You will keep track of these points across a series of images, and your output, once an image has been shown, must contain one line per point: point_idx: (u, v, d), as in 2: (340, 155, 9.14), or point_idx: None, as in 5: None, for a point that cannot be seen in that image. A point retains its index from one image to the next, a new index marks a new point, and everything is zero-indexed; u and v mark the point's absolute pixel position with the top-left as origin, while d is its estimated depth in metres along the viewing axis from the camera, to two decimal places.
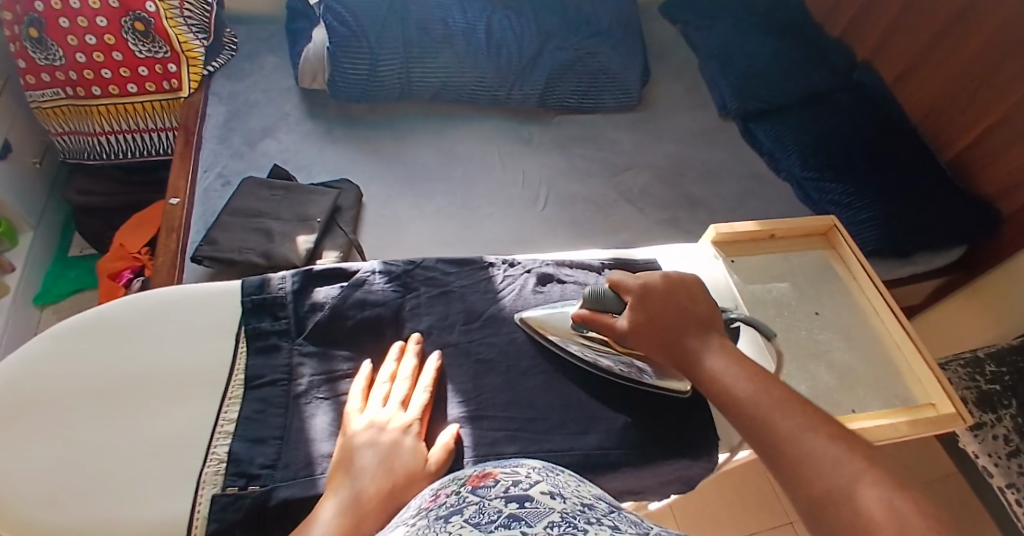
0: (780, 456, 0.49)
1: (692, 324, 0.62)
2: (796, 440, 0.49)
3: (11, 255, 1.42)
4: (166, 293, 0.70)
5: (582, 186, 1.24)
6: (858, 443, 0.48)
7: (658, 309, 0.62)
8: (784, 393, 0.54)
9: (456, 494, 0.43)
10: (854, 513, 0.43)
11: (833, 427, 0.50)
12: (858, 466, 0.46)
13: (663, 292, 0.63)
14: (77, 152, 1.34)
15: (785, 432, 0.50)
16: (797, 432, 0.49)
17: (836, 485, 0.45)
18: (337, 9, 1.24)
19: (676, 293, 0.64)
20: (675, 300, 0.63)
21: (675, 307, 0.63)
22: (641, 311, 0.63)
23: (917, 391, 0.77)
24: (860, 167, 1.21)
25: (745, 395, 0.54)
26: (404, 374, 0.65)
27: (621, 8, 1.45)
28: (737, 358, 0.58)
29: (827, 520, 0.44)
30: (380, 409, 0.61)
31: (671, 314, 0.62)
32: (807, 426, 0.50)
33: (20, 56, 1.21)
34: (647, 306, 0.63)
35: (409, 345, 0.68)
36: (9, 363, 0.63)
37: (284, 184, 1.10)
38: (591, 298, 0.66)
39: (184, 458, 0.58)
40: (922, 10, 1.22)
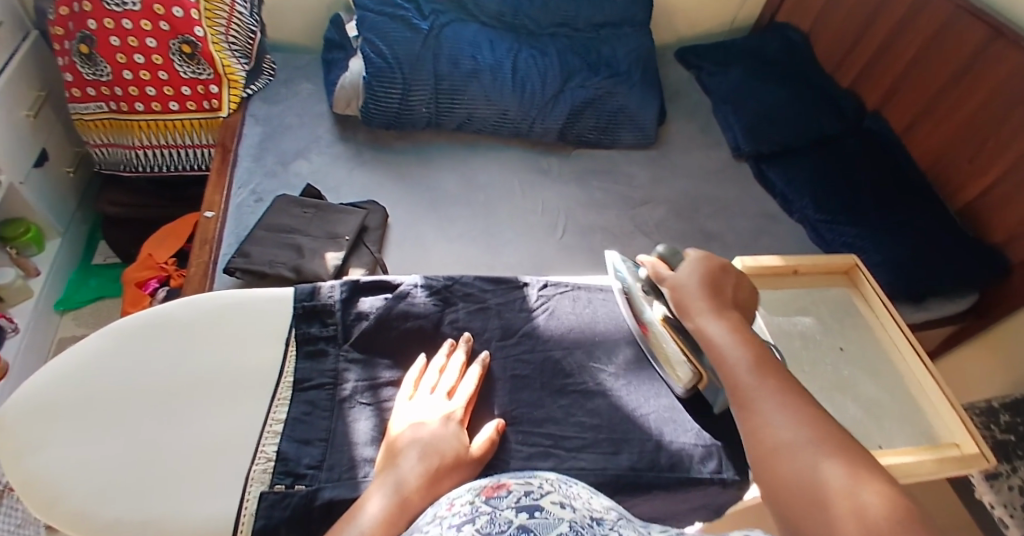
0: (746, 410, 0.56)
1: (725, 297, 0.67)
2: (766, 400, 0.55)
3: (36, 260, 1.44)
4: (222, 297, 0.76)
5: (601, 217, 1.28)
6: (823, 415, 0.53)
7: (701, 276, 0.69)
8: (769, 360, 0.59)
9: (471, 502, 0.45)
10: (794, 470, 0.50)
11: (804, 396, 0.55)
12: (811, 435, 0.51)
13: (715, 266, 0.70)
14: (113, 163, 1.37)
15: (758, 390, 0.56)
16: (769, 395, 0.55)
17: (789, 445, 0.51)
18: (377, 43, 1.30)
19: (726, 274, 0.70)
20: (722, 278, 0.69)
21: (720, 281, 0.69)
22: (688, 271, 0.69)
23: (941, 429, 0.79)
24: (871, 211, 1.24)
25: (732, 355, 0.60)
26: (453, 367, 0.71)
27: (642, 51, 1.50)
28: (742, 328, 0.63)
29: (767, 470, 0.51)
30: (429, 394, 0.67)
31: (713, 283, 0.68)
32: (780, 392, 0.55)
33: (69, 70, 1.26)
34: (695, 269, 0.69)
35: (460, 343, 0.74)
36: (70, 357, 0.68)
37: (315, 203, 1.14)
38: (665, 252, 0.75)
39: (238, 456, 0.65)
40: (934, 61, 1.26)
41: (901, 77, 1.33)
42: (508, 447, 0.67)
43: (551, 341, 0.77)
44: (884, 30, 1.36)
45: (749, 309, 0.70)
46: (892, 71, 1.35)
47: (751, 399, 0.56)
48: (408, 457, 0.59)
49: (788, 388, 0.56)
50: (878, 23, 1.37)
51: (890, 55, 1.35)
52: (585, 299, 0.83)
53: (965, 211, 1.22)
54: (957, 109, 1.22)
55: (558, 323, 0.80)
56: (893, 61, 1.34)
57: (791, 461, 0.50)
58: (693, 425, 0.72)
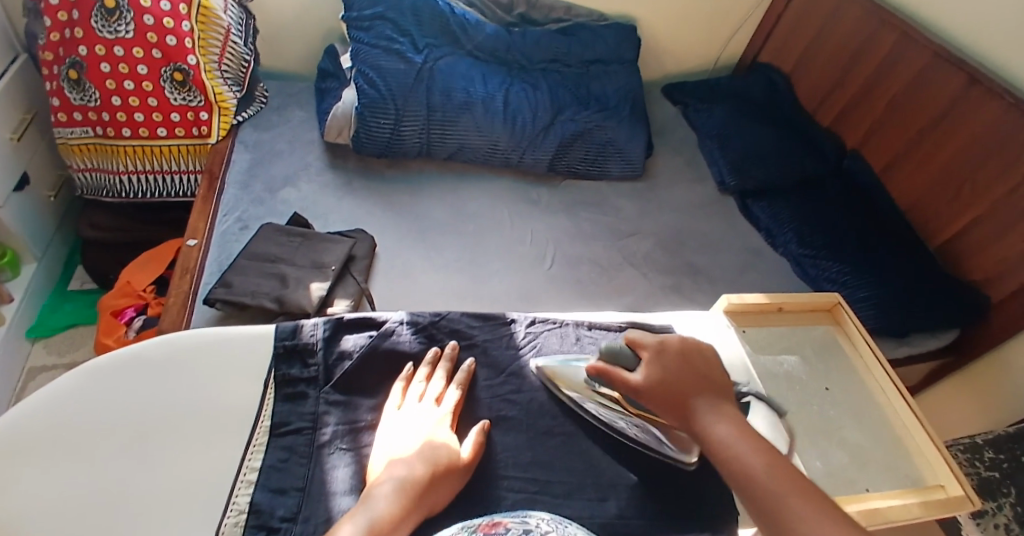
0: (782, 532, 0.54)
1: (703, 387, 0.66)
2: (799, 518, 0.54)
3: (10, 285, 1.40)
4: (202, 335, 0.74)
5: (587, 249, 1.28)
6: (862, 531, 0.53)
7: (673, 371, 0.67)
8: (788, 469, 0.59)
9: None
10: None
11: (835, 510, 0.55)
12: None
13: (678, 357, 0.68)
14: (95, 189, 1.35)
15: (791, 510, 0.55)
16: (802, 511, 0.54)
17: None
18: (369, 74, 1.30)
19: (691, 359, 0.69)
20: (688, 365, 0.68)
21: (689, 369, 0.67)
22: (657, 368, 0.67)
23: (926, 471, 0.78)
24: (855, 247, 1.24)
25: (749, 464, 0.59)
26: (437, 377, 0.73)
27: (630, 86, 1.52)
28: (747, 430, 0.62)
29: None
30: (416, 405, 0.69)
31: (686, 375, 0.67)
32: (811, 507, 0.55)
33: (56, 95, 1.25)
34: (664, 364, 0.68)
35: (444, 351, 0.76)
36: (40, 396, 0.66)
37: (301, 231, 1.12)
38: (607, 352, 0.71)
39: (208, 509, 0.62)
40: (909, 105, 1.28)
41: (881, 118, 1.35)
42: (491, 490, 0.65)
43: (537, 381, 0.76)
44: (865, 73, 1.38)
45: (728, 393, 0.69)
46: (872, 113, 1.37)
47: (786, 520, 0.54)
48: (384, 489, 0.58)
49: (817, 502, 0.55)
50: (858, 67, 1.40)
51: (870, 98, 1.37)
52: (574, 336, 0.83)
53: (943, 250, 1.23)
54: (934, 152, 1.24)
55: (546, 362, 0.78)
56: (873, 104, 1.37)
57: None
58: (681, 472, 0.69)
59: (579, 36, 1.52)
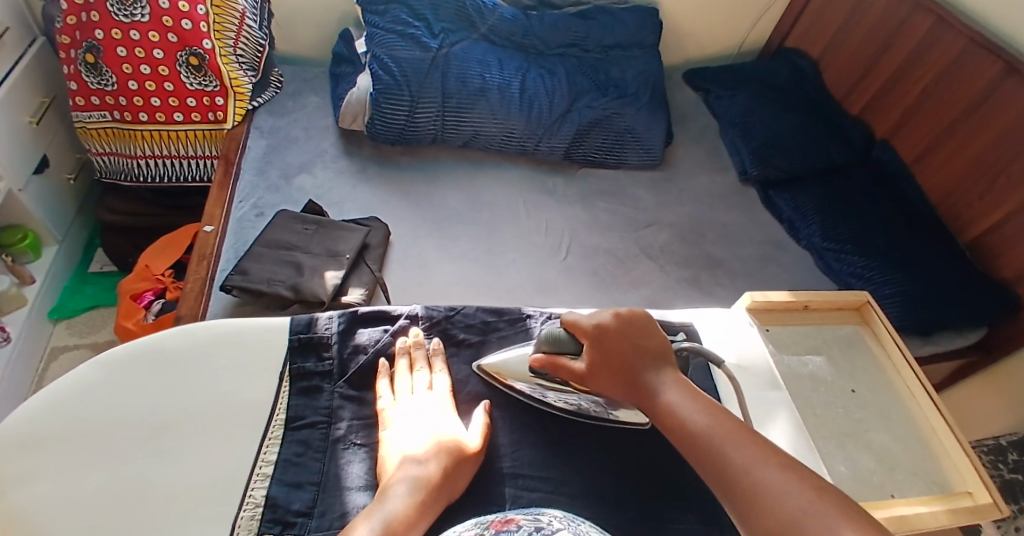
0: (732, 490, 0.53)
1: (646, 359, 0.64)
2: (748, 472, 0.53)
3: (32, 267, 1.41)
4: (218, 327, 0.74)
5: (605, 240, 1.26)
6: (808, 473, 0.52)
7: (614, 348, 0.65)
8: (733, 423, 0.57)
9: None
10: None
11: (781, 456, 0.54)
12: (805, 497, 0.49)
13: (618, 332, 0.66)
14: (113, 172, 1.36)
15: (738, 465, 0.53)
16: (749, 463, 0.53)
17: (790, 518, 0.49)
18: (384, 60, 1.29)
19: (630, 334, 0.66)
20: (630, 338, 0.65)
21: (632, 344, 0.65)
22: (596, 351, 0.65)
23: (953, 477, 0.76)
24: (881, 241, 1.21)
25: (697, 424, 0.58)
26: (419, 368, 0.73)
27: (650, 72, 1.49)
28: (695, 392, 0.61)
29: None
30: (409, 398, 0.69)
31: (627, 350, 0.65)
32: (758, 458, 0.53)
33: (73, 79, 1.25)
34: (602, 346, 0.65)
35: (409, 341, 0.76)
36: (58, 387, 0.67)
37: (316, 219, 1.12)
38: (547, 341, 0.69)
39: (222, 502, 0.61)
40: (944, 92, 1.24)
41: (911, 108, 1.31)
42: (506, 490, 0.65)
43: None
44: (895, 61, 1.35)
45: (668, 354, 0.66)
46: (902, 101, 1.33)
47: (735, 476, 0.53)
48: (399, 489, 0.57)
49: (764, 452, 0.54)
50: (890, 53, 1.36)
51: (900, 87, 1.34)
52: None
53: (974, 244, 1.20)
54: (968, 142, 1.20)
55: None
56: (903, 92, 1.33)
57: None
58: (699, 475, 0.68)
59: (598, 20, 1.49)
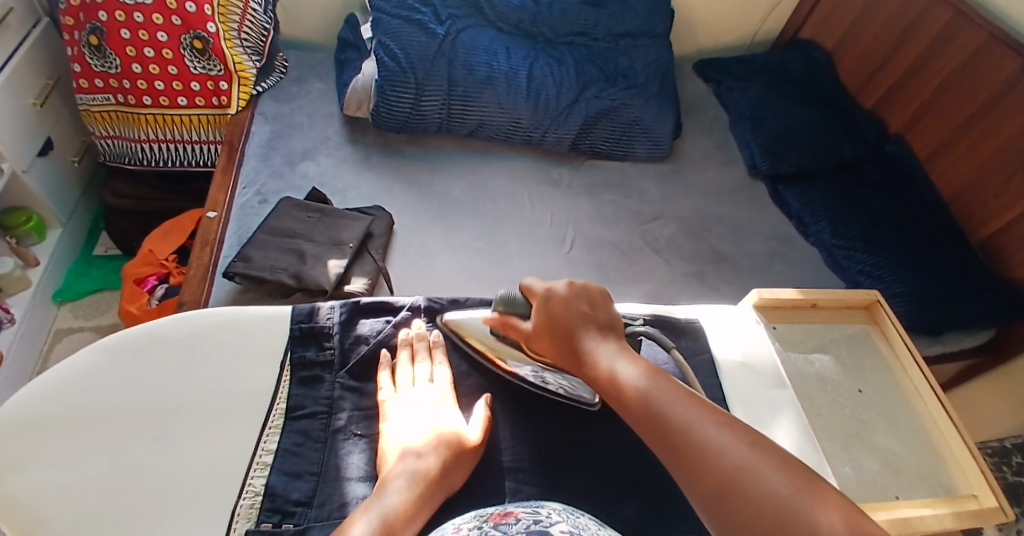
0: (673, 449, 0.51)
1: (589, 327, 0.63)
2: (687, 431, 0.51)
3: (36, 249, 1.41)
4: (218, 313, 0.74)
5: (610, 233, 1.25)
6: (745, 429, 0.51)
7: (559, 312, 0.64)
8: (672, 383, 0.56)
9: (479, 527, 0.47)
10: (744, 502, 0.46)
11: (719, 414, 0.53)
12: (743, 453, 0.49)
13: (565, 298, 0.65)
14: (118, 155, 1.35)
15: (678, 425, 0.52)
16: (688, 422, 0.52)
17: (731, 476, 0.48)
18: (390, 46, 1.28)
19: (577, 302, 0.64)
20: (577, 304, 0.64)
21: (578, 310, 0.64)
22: (542, 315, 0.65)
23: (959, 481, 0.75)
24: (890, 239, 1.20)
25: (636, 387, 0.56)
26: (421, 358, 0.73)
27: (659, 63, 1.47)
28: (634, 357, 0.59)
29: (723, 514, 0.47)
30: (409, 391, 0.69)
31: (571, 317, 0.63)
32: (697, 416, 0.52)
33: (77, 60, 1.24)
34: (549, 310, 0.65)
35: (413, 335, 0.76)
36: (58, 372, 0.67)
37: (320, 207, 1.11)
38: (503, 301, 0.70)
39: (221, 489, 0.61)
40: (961, 88, 1.22)
41: (927, 104, 1.29)
42: (506, 485, 0.65)
43: None
44: (911, 55, 1.33)
45: (617, 326, 0.65)
46: (919, 96, 1.31)
47: (674, 437, 0.52)
48: (397, 483, 0.57)
49: (703, 410, 0.53)
50: (906, 48, 1.34)
51: (915, 82, 1.32)
52: None
53: (986, 244, 1.19)
54: (984, 140, 1.18)
55: None
56: (918, 88, 1.31)
57: (739, 494, 0.47)
58: None
59: (607, 8, 1.47)
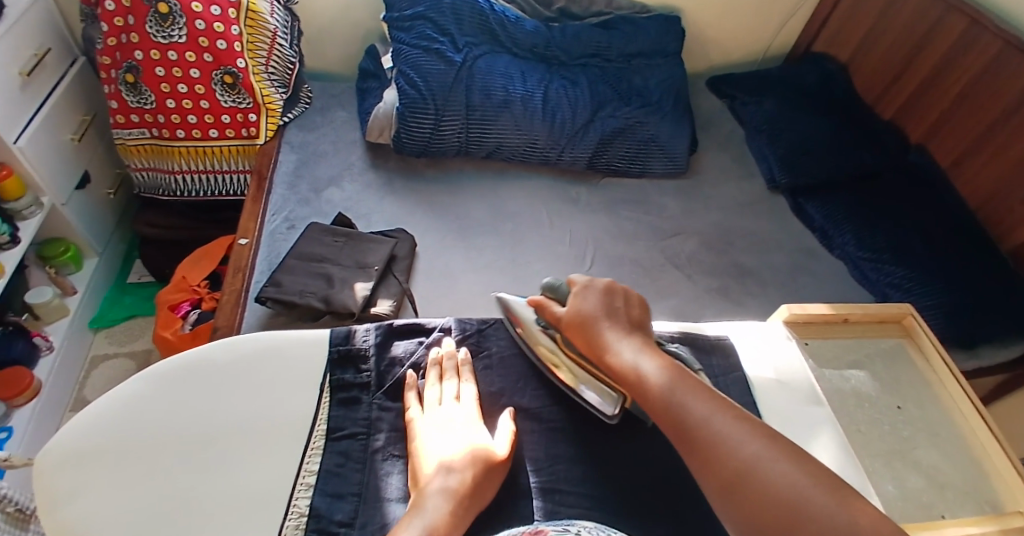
0: (691, 439, 0.57)
1: (620, 322, 0.71)
2: (705, 424, 0.57)
3: (73, 278, 1.46)
4: (260, 339, 0.77)
5: (631, 250, 1.26)
6: (759, 424, 0.57)
7: (596, 304, 0.72)
8: (691, 380, 0.62)
9: None
10: (753, 484, 0.52)
11: (736, 409, 0.59)
12: (755, 444, 0.54)
13: (603, 292, 0.73)
14: (152, 187, 1.41)
15: (697, 418, 0.58)
16: (706, 415, 0.58)
17: (742, 463, 0.53)
18: (410, 74, 1.32)
19: (613, 299, 0.73)
20: (612, 300, 0.73)
21: (612, 305, 0.72)
22: (579, 304, 0.73)
23: (1005, 497, 0.74)
24: (916, 250, 1.20)
25: (657, 381, 0.63)
26: (450, 376, 0.75)
27: (672, 81, 1.49)
28: (654, 352, 0.67)
29: (731, 494, 0.53)
30: (437, 410, 0.70)
31: (606, 309, 0.72)
32: (714, 411, 0.58)
33: (114, 97, 1.30)
34: (586, 301, 0.73)
35: (441, 359, 0.77)
36: (112, 400, 0.70)
37: (346, 232, 1.14)
38: (548, 287, 0.78)
39: (268, 511, 0.63)
40: (981, 97, 1.22)
41: (947, 113, 1.30)
42: (544, 504, 0.66)
43: None
44: (928, 65, 1.33)
45: (647, 326, 0.73)
46: (938, 106, 1.31)
47: (692, 426, 0.58)
48: (434, 498, 0.58)
49: (720, 406, 0.59)
50: (923, 59, 1.35)
51: (933, 93, 1.32)
52: None
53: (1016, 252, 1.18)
54: (1008, 147, 1.17)
55: None
56: (937, 98, 1.32)
57: (749, 479, 0.52)
58: None
59: (620, 29, 1.50)
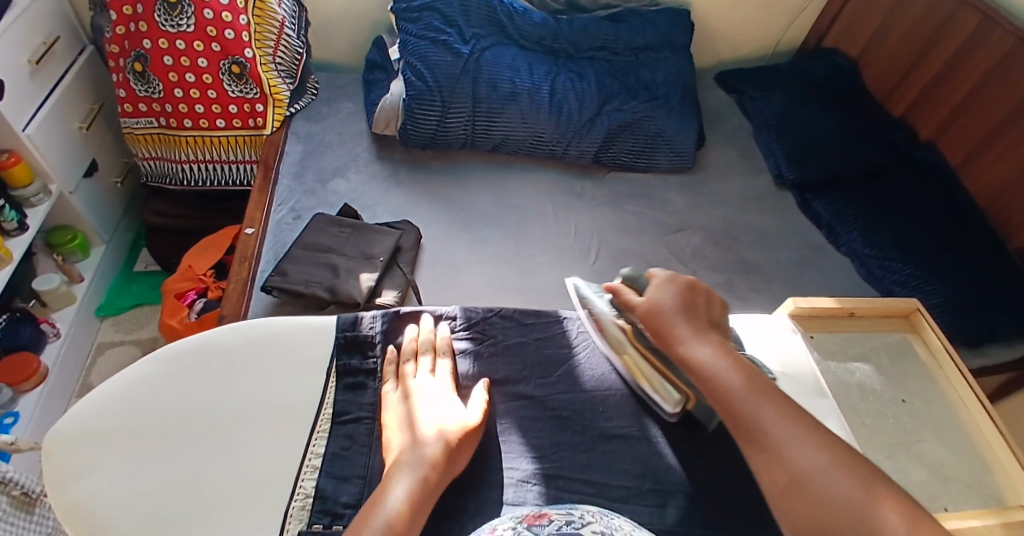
0: (755, 442, 0.58)
1: (698, 318, 0.69)
2: (772, 431, 0.58)
3: (80, 266, 1.47)
4: (269, 324, 0.78)
5: (636, 245, 1.26)
6: (828, 437, 0.57)
7: (676, 298, 0.71)
8: (764, 384, 0.62)
9: (513, 528, 0.49)
10: (814, 498, 0.53)
11: (805, 419, 0.59)
12: (824, 458, 0.55)
13: (685, 288, 0.72)
14: (160, 176, 1.41)
15: (766, 423, 0.58)
16: (774, 422, 0.58)
17: (805, 476, 0.54)
18: (417, 66, 1.32)
19: (694, 296, 0.71)
20: (692, 297, 0.71)
21: (692, 302, 0.71)
22: (657, 296, 0.71)
23: (1007, 491, 0.74)
24: (922, 248, 1.19)
25: (730, 380, 0.62)
26: (424, 349, 0.76)
27: (680, 75, 1.49)
28: (727, 349, 0.65)
29: (790, 504, 0.54)
30: (431, 380, 0.72)
31: (686, 305, 0.70)
32: (784, 418, 0.58)
33: (122, 86, 1.30)
34: (666, 293, 0.71)
35: (416, 334, 0.78)
36: (123, 381, 0.71)
37: (352, 222, 1.15)
38: (627, 276, 0.77)
39: (275, 493, 0.64)
40: (993, 95, 1.22)
41: (957, 111, 1.29)
42: (548, 490, 0.67)
43: (590, 379, 0.79)
44: (939, 62, 1.33)
45: (722, 326, 0.72)
46: (948, 103, 1.31)
47: (759, 431, 0.58)
48: (405, 467, 0.60)
49: (790, 413, 0.59)
50: (934, 56, 1.34)
51: (944, 90, 1.32)
52: None
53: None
54: (1020, 145, 1.17)
55: (598, 364, 0.81)
56: (947, 95, 1.31)
57: (811, 493, 0.53)
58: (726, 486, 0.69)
59: (628, 23, 1.50)
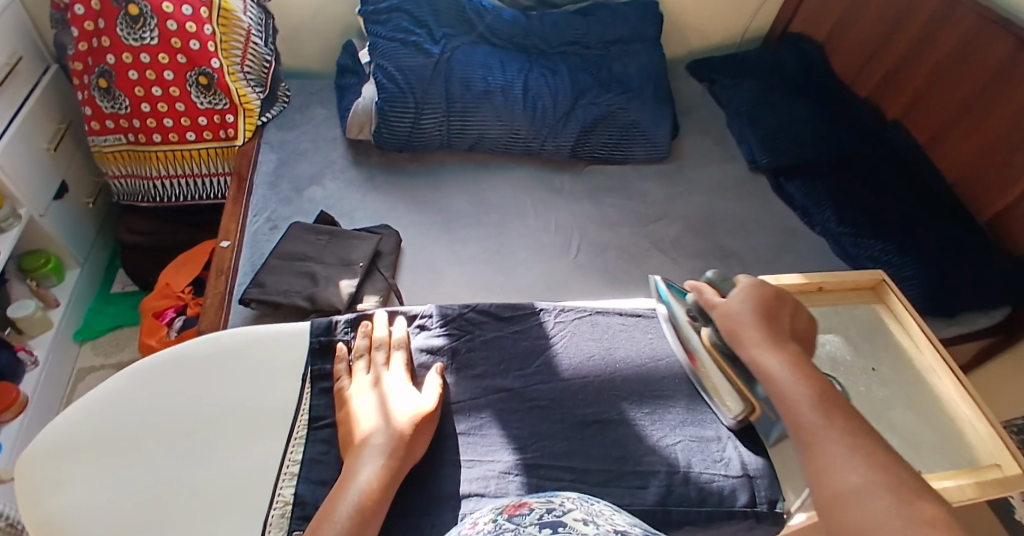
0: (809, 454, 0.58)
1: (780, 327, 0.68)
2: (826, 446, 0.57)
3: (55, 290, 1.44)
4: (244, 331, 0.77)
5: (616, 237, 1.26)
6: (886, 462, 0.55)
7: (761, 303, 0.70)
8: (832, 401, 0.61)
9: (494, 520, 0.48)
10: (854, 516, 0.52)
11: (865, 441, 0.57)
12: (875, 480, 0.53)
13: (771, 296, 0.71)
14: (132, 194, 1.39)
15: (822, 439, 0.58)
16: (829, 439, 0.57)
17: (847, 496, 0.53)
18: (387, 68, 1.31)
19: (778, 307, 0.71)
20: (778, 307, 0.71)
21: (777, 310, 0.70)
22: (739, 300, 0.71)
23: (981, 452, 0.77)
24: (895, 224, 1.21)
25: (795, 391, 0.62)
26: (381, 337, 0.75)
27: (652, 65, 1.49)
28: (801, 361, 0.64)
29: (829, 518, 0.54)
30: (388, 369, 0.71)
31: (770, 312, 0.70)
32: (840, 436, 0.57)
33: (88, 104, 1.28)
34: (749, 299, 0.71)
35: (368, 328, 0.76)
36: (96, 397, 0.71)
37: (329, 230, 1.14)
38: (715, 276, 0.77)
39: (252, 499, 0.64)
40: (958, 70, 1.23)
41: (923, 88, 1.31)
42: (529, 479, 0.68)
43: (568, 371, 0.79)
44: (904, 41, 1.34)
45: (805, 340, 0.71)
46: (914, 81, 1.32)
47: (814, 444, 0.58)
48: (370, 453, 0.61)
49: (850, 432, 0.58)
50: (899, 34, 1.35)
51: (909, 68, 1.33)
52: (604, 325, 0.85)
53: (995, 223, 1.19)
54: (987, 119, 1.18)
55: (575, 353, 0.81)
56: (914, 73, 1.32)
57: (850, 512, 0.52)
58: None
59: (597, 15, 1.50)
